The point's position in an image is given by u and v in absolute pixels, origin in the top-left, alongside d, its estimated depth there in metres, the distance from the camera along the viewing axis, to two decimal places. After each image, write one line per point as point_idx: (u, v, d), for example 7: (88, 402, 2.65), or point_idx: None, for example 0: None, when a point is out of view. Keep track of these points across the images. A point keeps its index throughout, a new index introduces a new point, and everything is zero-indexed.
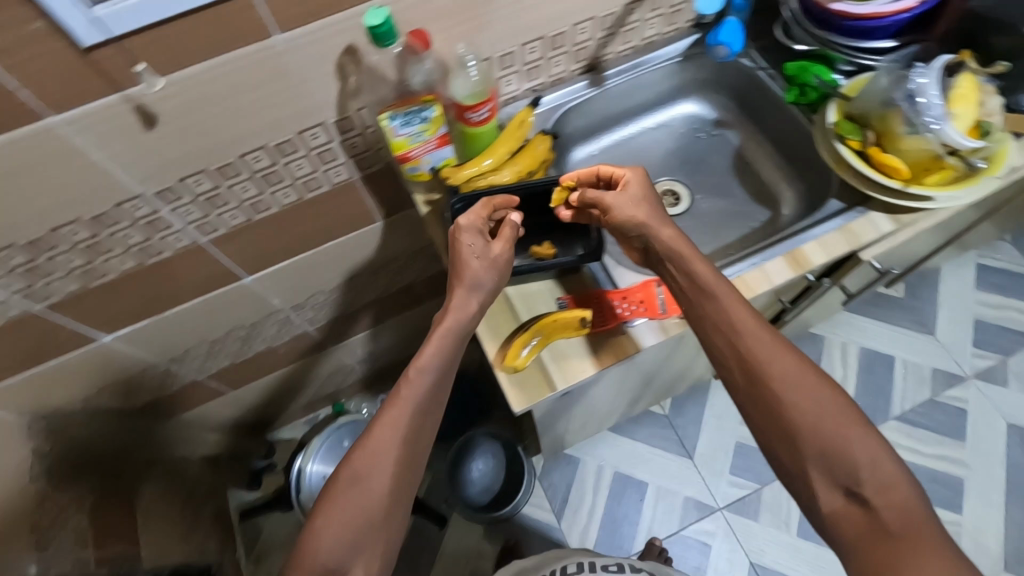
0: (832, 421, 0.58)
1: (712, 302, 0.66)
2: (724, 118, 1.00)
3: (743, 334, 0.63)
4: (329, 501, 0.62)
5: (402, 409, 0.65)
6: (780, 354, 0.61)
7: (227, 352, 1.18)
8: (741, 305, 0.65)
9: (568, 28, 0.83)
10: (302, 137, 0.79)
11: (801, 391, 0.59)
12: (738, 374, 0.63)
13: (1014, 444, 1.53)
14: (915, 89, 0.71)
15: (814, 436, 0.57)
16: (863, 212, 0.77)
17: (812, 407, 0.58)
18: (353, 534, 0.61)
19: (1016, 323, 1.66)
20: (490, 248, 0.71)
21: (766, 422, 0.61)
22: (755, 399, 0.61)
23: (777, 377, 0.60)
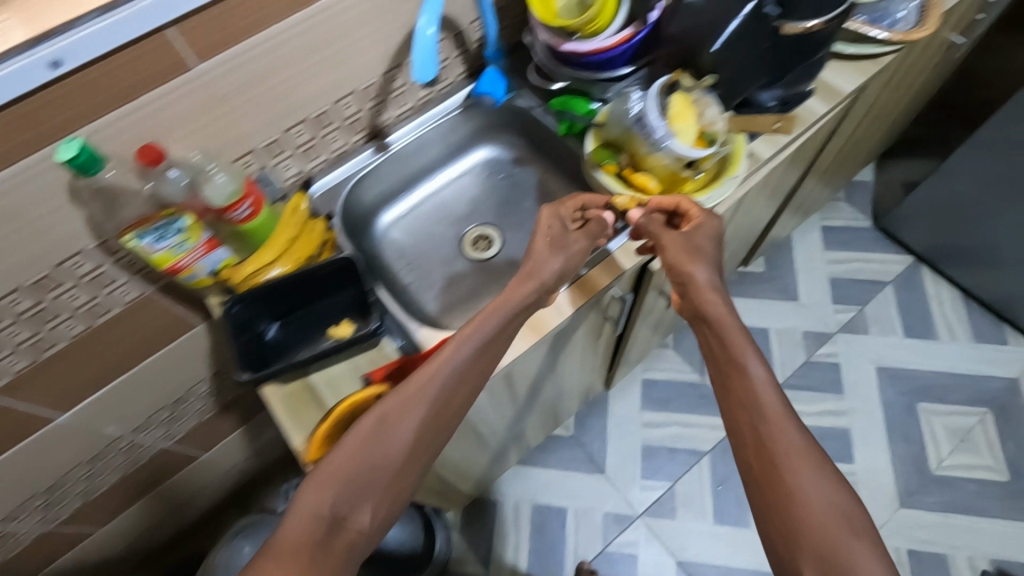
0: (840, 528, 0.57)
1: (743, 379, 0.67)
2: (519, 156, 1.02)
3: (768, 414, 0.64)
4: (354, 435, 0.62)
5: (430, 379, 0.65)
6: (796, 441, 0.62)
7: (73, 493, 1.09)
8: (771, 387, 0.66)
9: (330, 107, 0.84)
10: (62, 270, 0.75)
11: (814, 484, 0.60)
12: (751, 454, 0.64)
13: (885, 385, 1.65)
14: (640, 113, 0.77)
15: (819, 534, 0.57)
16: (638, 229, 0.83)
17: (819, 502, 0.59)
18: (363, 482, 0.60)
19: (864, 273, 1.80)
20: (567, 237, 0.77)
21: (769, 508, 0.61)
22: (763, 480, 0.62)
23: (793, 463, 0.61)
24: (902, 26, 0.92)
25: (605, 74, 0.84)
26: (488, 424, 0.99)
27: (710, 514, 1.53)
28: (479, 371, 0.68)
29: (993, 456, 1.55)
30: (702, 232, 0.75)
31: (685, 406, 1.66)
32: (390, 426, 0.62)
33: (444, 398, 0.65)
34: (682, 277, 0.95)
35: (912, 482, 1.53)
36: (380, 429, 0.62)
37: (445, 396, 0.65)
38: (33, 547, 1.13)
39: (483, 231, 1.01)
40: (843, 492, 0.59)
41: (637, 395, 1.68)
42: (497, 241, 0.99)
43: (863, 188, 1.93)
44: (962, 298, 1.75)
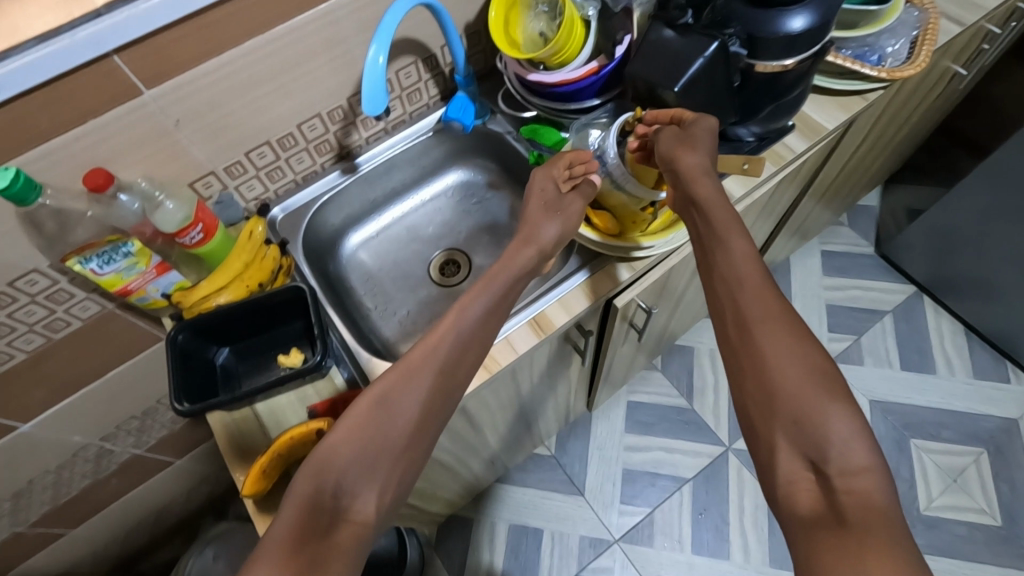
0: (817, 389, 0.55)
1: (722, 254, 0.64)
2: (492, 180, 1.01)
3: (748, 286, 0.62)
4: (351, 413, 0.59)
5: (431, 351, 0.62)
6: (775, 313, 0.60)
7: (42, 498, 1.10)
8: (752, 260, 0.63)
9: (293, 129, 0.83)
10: (15, 287, 0.75)
11: (794, 353, 0.57)
12: (732, 331, 0.62)
13: (877, 419, 1.60)
14: (601, 149, 0.77)
15: (791, 392, 0.55)
16: (600, 265, 0.80)
17: (796, 371, 0.56)
18: (369, 456, 0.57)
19: (862, 301, 1.75)
20: (563, 202, 0.73)
21: (744, 378, 0.59)
22: (739, 349, 0.60)
23: (765, 325, 0.59)
24: (891, 61, 0.91)
25: (573, 104, 0.83)
26: (448, 453, 0.97)
27: (688, 543, 1.50)
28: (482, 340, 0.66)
29: (985, 499, 1.49)
30: (697, 125, 0.69)
31: (669, 430, 1.63)
32: (393, 403, 0.59)
33: (449, 368, 0.63)
34: (650, 313, 0.91)
35: None
36: (381, 404, 0.59)
37: (451, 364, 0.63)
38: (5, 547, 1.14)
39: (452, 256, 0.99)
40: (821, 359, 0.57)
41: (621, 417, 1.66)
42: (466, 267, 0.97)
43: (866, 213, 1.88)
44: (964, 330, 1.69)
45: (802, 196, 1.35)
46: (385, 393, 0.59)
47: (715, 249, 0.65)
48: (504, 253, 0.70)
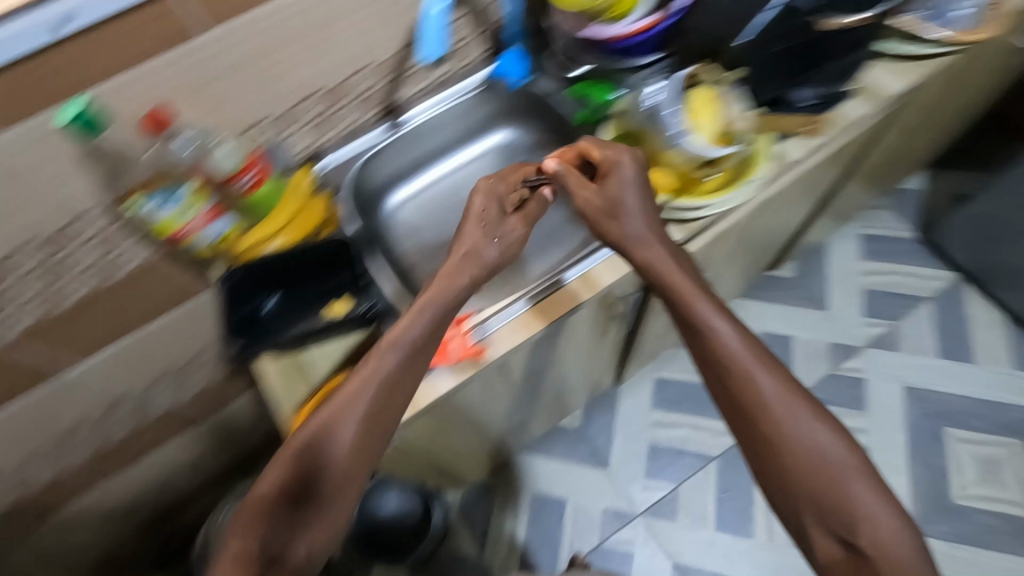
0: (836, 469, 0.63)
1: (711, 345, 0.70)
2: (538, 141, 0.97)
3: (745, 378, 0.67)
4: (283, 460, 0.66)
5: (358, 394, 0.68)
6: (781, 396, 0.66)
7: (85, 445, 1.11)
8: (737, 343, 0.69)
9: (344, 82, 0.83)
10: (72, 228, 0.77)
11: (808, 437, 0.64)
12: (736, 418, 0.68)
13: (912, 406, 1.56)
14: (654, 105, 0.77)
15: (808, 477, 0.63)
16: (650, 227, 0.79)
17: (812, 455, 0.63)
18: (330, 482, 0.65)
19: (901, 287, 1.69)
20: (507, 224, 0.80)
21: (764, 468, 0.65)
22: (752, 442, 0.66)
23: (772, 417, 0.65)
24: (954, 27, 0.88)
25: (629, 61, 0.84)
26: (482, 411, 0.98)
27: (712, 520, 1.51)
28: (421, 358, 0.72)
29: (1019, 491, 1.46)
30: (608, 176, 0.76)
31: (695, 408, 1.62)
32: (319, 449, 0.66)
33: (383, 392, 0.69)
34: (693, 281, 0.90)
35: (930, 508, 1.46)
36: (332, 436, 0.66)
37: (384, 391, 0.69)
38: (47, 495, 1.15)
39: None
40: (831, 432, 0.64)
41: (648, 393, 1.65)
42: None
43: (909, 197, 1.81)
44: (1007, 320, 1.64)
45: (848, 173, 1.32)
46: (329, 425, 0.66)
47: (702, 341, 0.71)
48: (449, 267, 0.75)
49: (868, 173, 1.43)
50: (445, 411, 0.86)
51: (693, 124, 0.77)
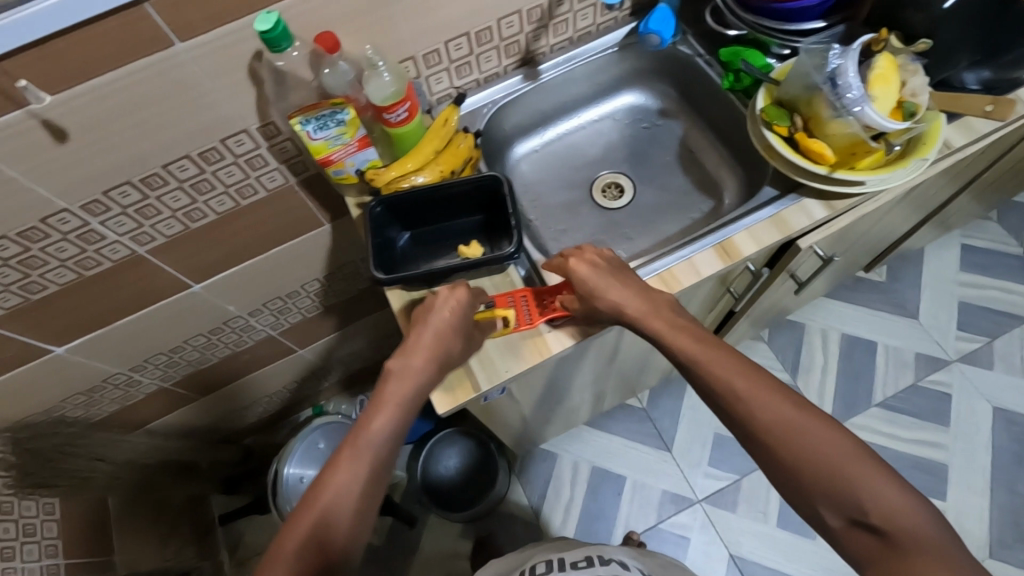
0: (832, 453, 0.56)
1: (684, 363, 0.65)
2: (666, 107, 0.99)
3: (723, 388, 0.62)
4: (329, 467, 0.63)
5: (395, 394, 0.67)
6: (759, 395, 0.60)
7: (188, 360, 1.17)
8: (706, 359, 0.64)
9: (492, 24, 0.82)
10: (225, 145, 0.78)
11: (801, 430, 0.57)
12: (733, 427, 0.62)
13: (998, 428, 1.42)
14: (835, 71, 0.70)
15: (814, 468, 0.56)
16: (796, 199, 0.77)
17: (808, 449, 0.56)
18: (352, 515, 0.61)
19: (1003, 303, 1.53)
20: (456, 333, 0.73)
21: (768, 469, 0.59)
22: (751, 439, 0.60)
23: (761, 411, 0.59)
24: None
25: (788, 26, 0.80)
26: (584, 370, 0.99)
27: (773, 517, 1.42)
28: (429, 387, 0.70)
29: None
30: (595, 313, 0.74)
31: None
32: (361, 451, 0.64)
33: (403, 421, 0.67)
34: (821, 264, 0.88)
35: (1008, 535, 1.34)
36: (353, 469, 0.63)
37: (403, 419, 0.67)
38: (148, 400, 1.22)
39: (616, 179, 0.98)
40: (823, 418, 0.58)
41: None
42: (630, 192, 0.96)
43: (1022, 210, 1.63)
44: None
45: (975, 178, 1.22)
46: (351, 459, 0.63)
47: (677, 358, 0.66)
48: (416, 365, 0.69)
49: (981, 190, 1.28)
50: (558, 364, 0.87)
51: (871, 93, 0.69)
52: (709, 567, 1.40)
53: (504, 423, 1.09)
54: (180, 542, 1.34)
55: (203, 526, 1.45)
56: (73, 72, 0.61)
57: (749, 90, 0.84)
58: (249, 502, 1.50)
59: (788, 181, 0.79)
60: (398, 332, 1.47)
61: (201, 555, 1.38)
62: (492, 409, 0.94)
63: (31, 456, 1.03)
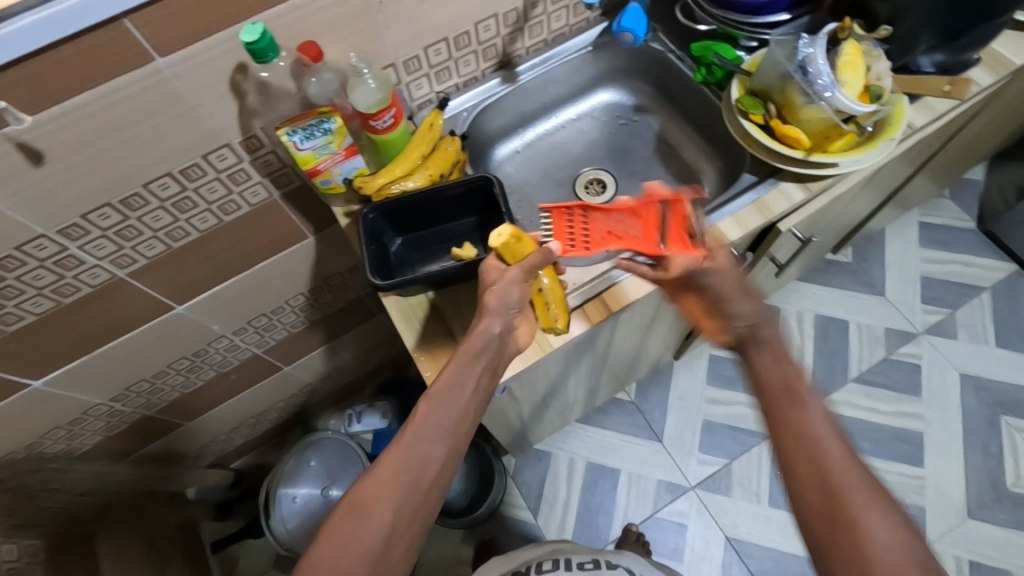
0: (916, 564, 0.50)
1: (797, 411, 0.59)
2: (643, 104, 1.02)
3: (831, 450, 0.56)
4: (329, 525, 0.58)
5: (411, 438, 0.62)
6: (846, 470, 0.55)
7: (172, 384, 1.14)
8: (829, 418, 0.58)
9: (470, 28, 0.83)
10: (208, 161, 0.77)
11: (887, 525, 0.52)
12: (811, 495, 0.55)
13: (968, 394, 1.49)
14: (805, 60, 0.74)
15: (892, 573, 0.50)
16: (774, 183, 0.81)
17: (892, 546, 0.51)
18: (394, 514, 0.59)
19: (960, 276, 1.61)
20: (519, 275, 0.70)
21: (835, 550, 0.53)
22: (824, 521, 0.54)
23: (849, 494, 0.54)
24: None
25: (755, 19, 0.84)
26: (580, 364, 1.01)
27: (765, 497, 1.45)
28: (481, 378, 0.68)
29: None
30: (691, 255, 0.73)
31: None
32: (367, 507, 0.59)
33: (453, 415, 0.65)
34: (799, 245, 0.92)
35: (984, 495, 1.40)
36: (367, 515, 0.58)
37: (453, 413, 0.65)
38: (132, 429, 1.18)
39: (598, 176, 1.00)
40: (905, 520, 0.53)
41: (703, 369, 1.59)
42: (612, 186, 0.99)
43: (971, 187, 1.71)
44: None
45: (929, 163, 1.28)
46: (397, 450, 0.62)
47: (788, 405, 0.60)
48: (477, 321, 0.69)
49: (936, 171, 1.34)
50: (557, 361, 0.89)
51: (840, 78, 0.74)
52: (707, 552, 1.41)
53: (503, 424, 1.09)
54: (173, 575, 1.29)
55: (196, 555, 1.40)
56: (51, 93, 0.60)
57: (722, 82, 0.88)
58: (241, 527, 1.46)
59: (767, 167, 0.83)
60: (384, 342, 1.46)
61: None
62: (495, 409, 0.95)
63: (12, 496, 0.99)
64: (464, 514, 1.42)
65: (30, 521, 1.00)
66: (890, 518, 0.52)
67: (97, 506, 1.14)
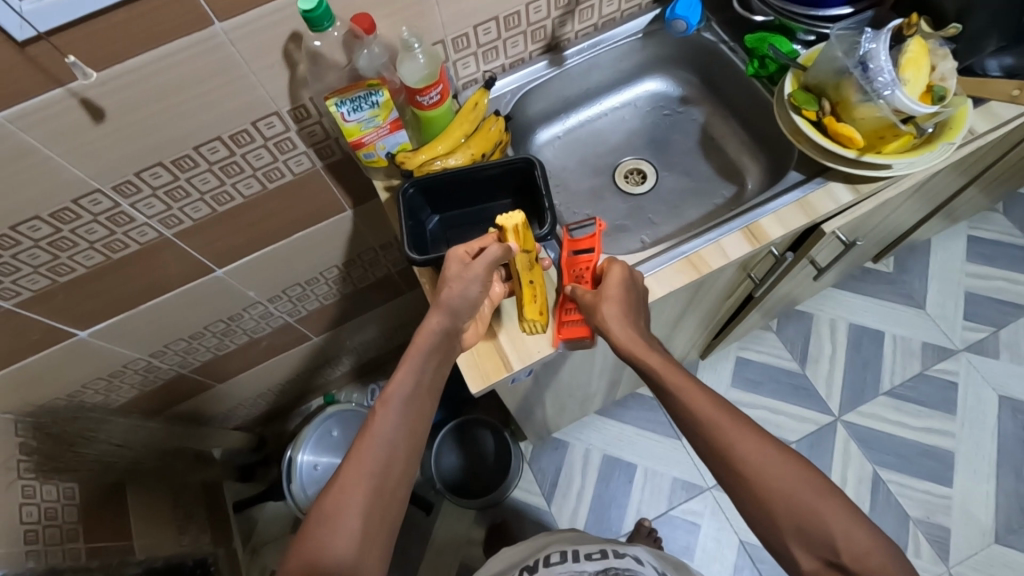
0: (807, 490, 0.56)
1: (665, 387, 0.64)
2: (688, 95, 1.01)
3: (702, 416, 0.61)
4: (300, 542, 0.59)
5: (369, 445, 0.63)
6: (724, 421, 0.60)
7: (208, 346, 1.17)
8: (694, 386, 0.63)
9: (521, 8, 0.83)
10: (256, 128, 0.78)
11: (768, 464, 0.57)
12: (707, 458, 0.61)
13: (1004, 416, 1.44)
14: (866, 56, 0.71)
15: (785, 501, 0.56)
16: (822, 183, 0.79)
17: (782, 481, 0.56)
18: (362, 519, 0.59)
19: (1008, 294, 1.55)
20: (467, 271, 0.70)
21: (741, 500, 0.58)
22: (724, 477, 0.60)
23: (729, 441, 0.59)
24: None
25: (815, 11, 0.83)
26: (605, 354, 1.00)
27: None
28: (433, 373, 0.69)
29: None
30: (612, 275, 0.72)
31: (778, 391, 1.52)
32: (335, 518, 0.59)
33: (407, 415, 0.66)
34: (842, 248, 0.90)
35: (1012, 520, 1.35)
36: (335, 528, 0.59)
37: (407, 411, 0.65)
38: (165, 387, 1.22)
39: (638, 166, 0.99)
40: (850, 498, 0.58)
41: (728, 370, 1.55)
42: (651, 177, 0.98)
43: None
44: None
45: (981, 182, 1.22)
46: (359, 456, 0.62)
47: (658, 385, 0.65)
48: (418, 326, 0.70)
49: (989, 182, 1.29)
50: (581, 350, 0.89)
51: (901, 76, 0.71)
52: (719, 553, 1.40)
53: (525, 408, 1.10)
54: (197, 530, 1.33)
55: (217, 513, 1.44)
56: (114, 52, 0.62)
57: (774, 76, 0.86)
58: (263, 490, 1.50)
59: (815, 166, 0.81)
60: (412, 320, 1.47)
61: (216, 542, 1.38)
62: (519, 393, 0.95)
63: (53, 442, 1.04)
64: (478, 496, 1.44)
65: (68, 466, 1.05)
66: (771, 454, 0.58)
67: (130, 461, 1.17)
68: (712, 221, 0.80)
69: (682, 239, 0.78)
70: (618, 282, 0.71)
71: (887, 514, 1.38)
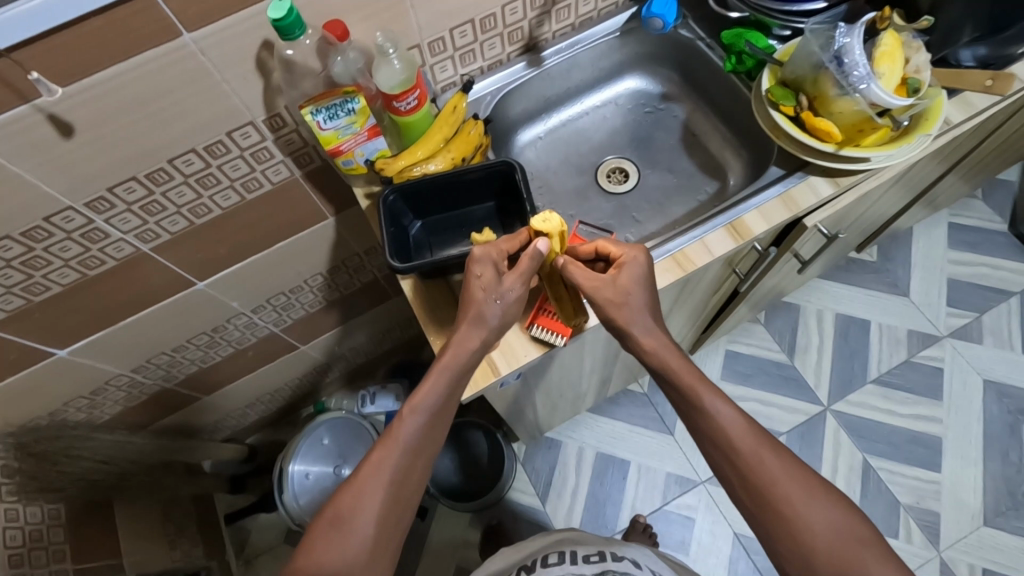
0: (849, 538, 0.56)
1: (709, 422, 0.64)
2: (668, 92, 1.01)
3: (747, 454, 0.61)
4: (309, 541, 0.59)
5: (389, 452, 0.63)
6: (771, 464, 0.60)
7: (192, 358, 1.15)
8: (739, 424, 0.63)
9: (497, 10, 0.82)
10: (232, 138, 0.77)
11: (813, 509, 0.58)
12: (745, 497, 0.61)
13: (989, 400, 1.46)
14: (840, 50, 0.72)
15: (827, 549, 0.56)
16: (802, 177, 0.79)
17: (823, 528, 0.57)
18: (376, 526, 0.60)
19: (989, 280, 1.57)
20: (502, 282, 0.69)
21: (777, 541, 0.58)
22: (760, 517, 0.60)
23: (773, 481, 0.59)
24: None
25: (788, 6, 0.83)
26: (593, 354, 1.00)
27: None
28: (460, 389, 0.68)
29: None
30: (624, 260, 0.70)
31: (768, 384, 1.52)
32: (348, 521, 0.59)
33: (431, 427, 0.65)
34: (824, 242, 0.90)
35: (1001, 503, 1.37)
36: (350, 531, 0.59)
37: (432, 423, 0.65)
38: (152, 401, 1.21)
39: (620, 164, 0.99)
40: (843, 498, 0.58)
41: (718, 364, 1.56)
42: (634, 175, 0.97)
43: (1004, 188, 1.66)
44: None
45: (958, 170, 1.23)
46: (378, 464, 0.62)
47: (702, 419, 0.65)
48: (453, 335, 0.69)
49: (968, 169, 1.30)
50: (568, 351, 0.89)
51: (876, 70, 0.72)
52: (715, 547, 1.41)
53: (516, 410, 1.10)
54: (188, 544, 1.31)
55: (209, 525, 1.43)
56: (80, 65, 0.61)
57: (752, 71, 0.86)
58: (255, 501, 1.48)
59: (795, 161, 0.81)
60: (400, 325, 1.46)
61: (209, 555, 1.37)
62: (508, 396, 0.95)
63: (35, 461, 1.00)
64: (473, 499, 1.43)
65: (52, 485, 1.02)
66: (817, 502, 0.58)
67: (116, 476, 1.14)
68: (696, 219, 0.80)
69: (665, 238, 0.78)
70: (632, 281, 0.69)
71: (878, 501, 1.40)
